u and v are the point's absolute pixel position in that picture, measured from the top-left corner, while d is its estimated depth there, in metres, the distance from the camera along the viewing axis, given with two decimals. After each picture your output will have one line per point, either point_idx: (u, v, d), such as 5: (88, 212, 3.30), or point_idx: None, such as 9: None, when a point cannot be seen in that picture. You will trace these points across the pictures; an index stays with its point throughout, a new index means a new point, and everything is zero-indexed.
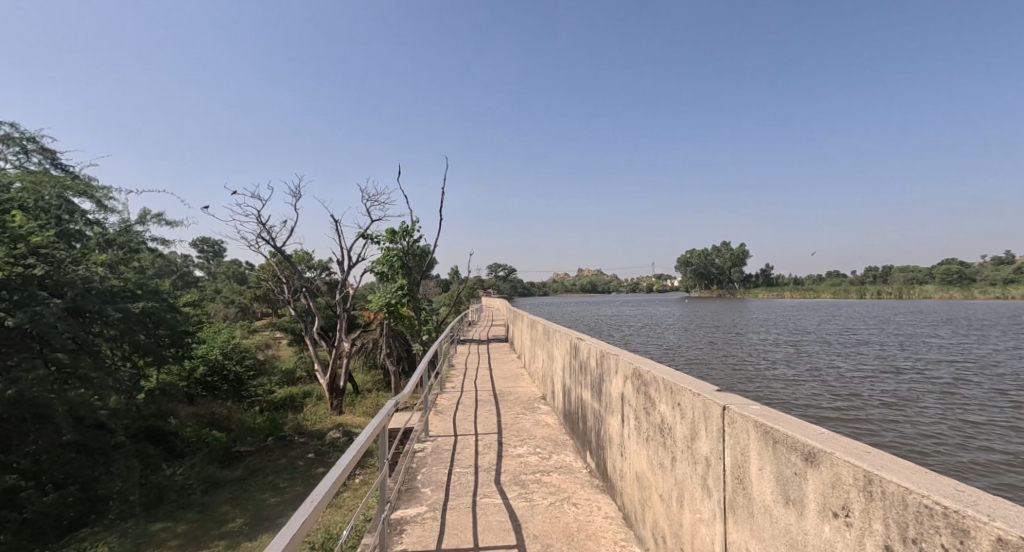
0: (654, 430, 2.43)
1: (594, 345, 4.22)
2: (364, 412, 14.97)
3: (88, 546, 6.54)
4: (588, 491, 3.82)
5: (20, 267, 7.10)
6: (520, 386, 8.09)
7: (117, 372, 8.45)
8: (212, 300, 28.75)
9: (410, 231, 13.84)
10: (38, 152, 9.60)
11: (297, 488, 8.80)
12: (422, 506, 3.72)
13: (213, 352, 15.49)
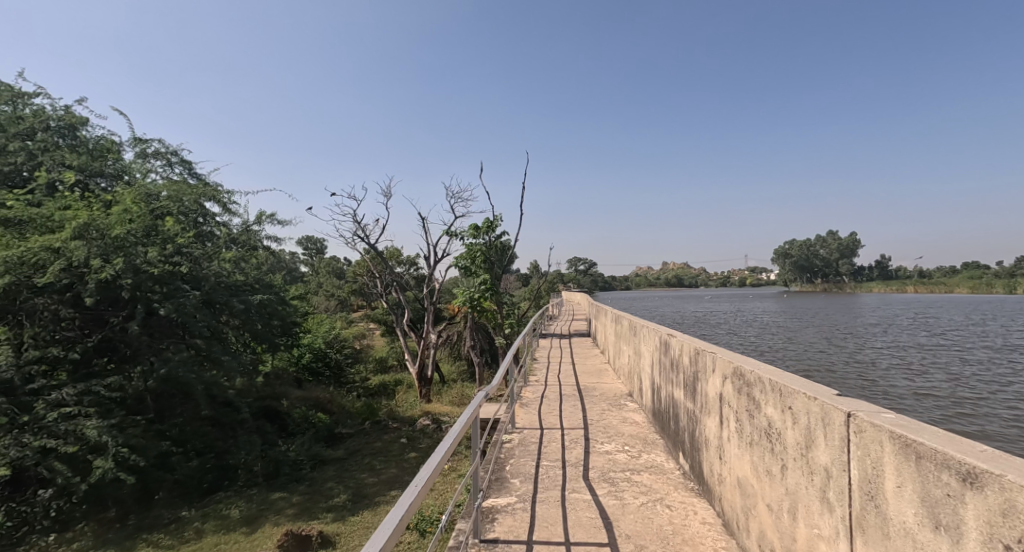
0: (759, 434, 2.26)
1: (687, 341, 4.03)
2: (451, 402, 15.64)
3: (223, 507, 7.49)
4: (683, 494, 3.66)
5: (170, 265, 8.31)
6: (604, 382, 7.98)
7: (240, 357, 9.50)
8: (315, 292, 31.54)
9: (492, 226, 14.15)
10: (180, 163, 11.06)
11: (392, 471, 9.39)
12: (512, 497, 3.79)
13: (318, 341, 17.00)
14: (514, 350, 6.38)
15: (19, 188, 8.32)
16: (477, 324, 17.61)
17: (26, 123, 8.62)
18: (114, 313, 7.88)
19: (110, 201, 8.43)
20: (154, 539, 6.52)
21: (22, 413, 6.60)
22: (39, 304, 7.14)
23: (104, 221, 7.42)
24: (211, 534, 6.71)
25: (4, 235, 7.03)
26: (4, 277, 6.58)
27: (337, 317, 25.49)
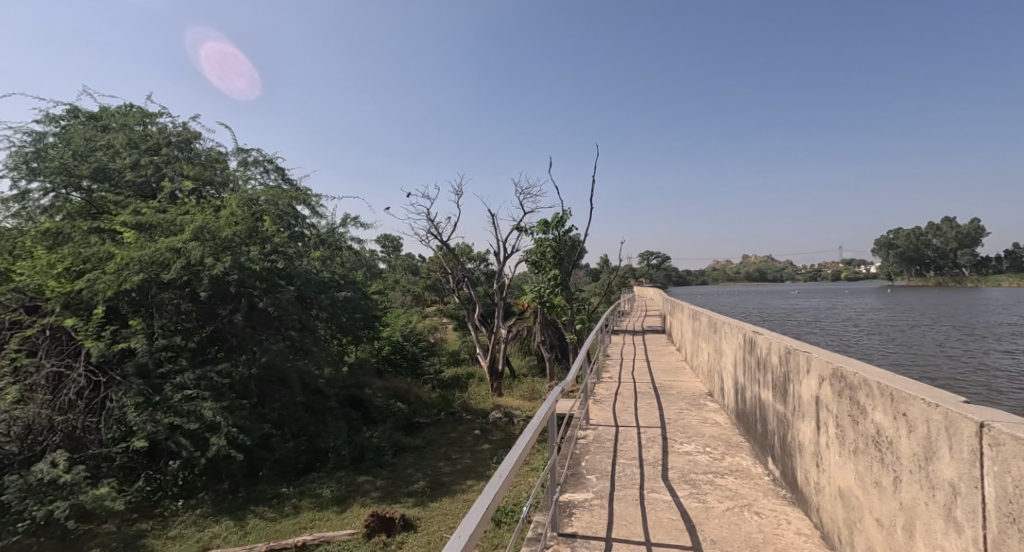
0: (864, 442, 2.07)
1: (776, 339, 3.77)
2: (522, 396, 15.84)
3: (317, 486, 8.10)
4: (773, 501, 3.44)
5: (269, 263, 9.10)
6: (681, 380, 7.68)
7: (328, 348, 10.20)
8: (392, 288, 33.17)
9: (562, 221, 14.07)
10: (275, 169, 12.03)
11: (468, 461, 9.66)
12: (589, 493, 3.76)
13: (396, 334, 18.02)
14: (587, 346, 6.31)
15: (148, 196, 9.47)
16: (547, 319, 17.63)
17: (152, 139, 9.78)
18: (223, 307, 8.77)
19: (219, 207, 9.35)
20: (260, 512, 7.20)
21: (154, 393, 7.55)
22: (165, 298, 8.15)
23: (215, 223, 8.23)
24: (308, 510, 7.31)
25: (139, 237, 8.01)
26: (138, 274, 7.55)
27: (412, 312, 26.60)
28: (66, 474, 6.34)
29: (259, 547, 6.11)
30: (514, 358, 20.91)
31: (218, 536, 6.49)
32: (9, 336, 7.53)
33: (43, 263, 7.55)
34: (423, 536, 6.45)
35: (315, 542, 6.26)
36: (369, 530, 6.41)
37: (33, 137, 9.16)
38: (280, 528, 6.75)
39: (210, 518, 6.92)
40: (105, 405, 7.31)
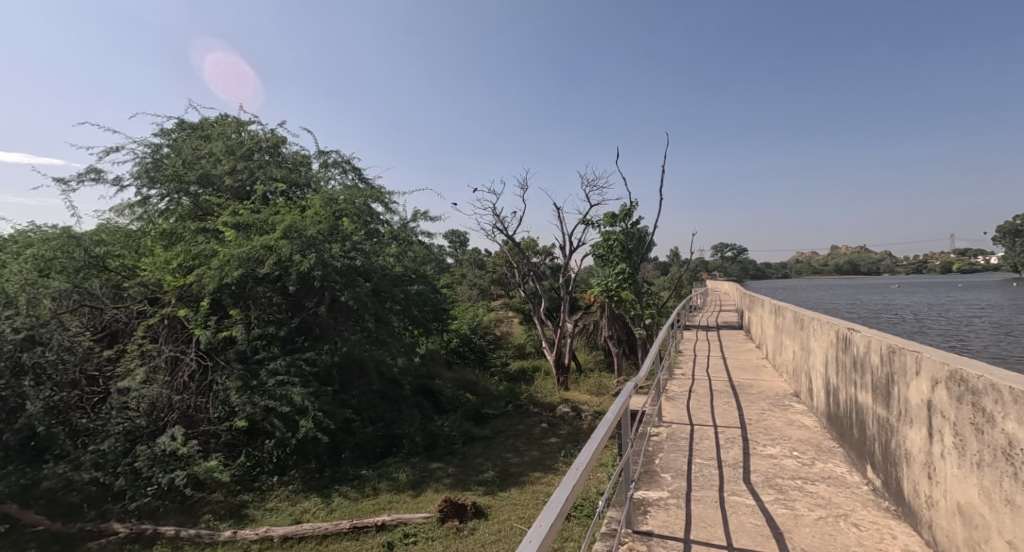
0: (992, 454, 1.84)
1: (875, 337, 3.44)
2: (589, 391, 15.71)
3: (394, 469, 8.51)
4: (874, 514, 3.15)
5: (348, 258, 9.63)
6: (761, 379, 7.23)
7: (402, 339, 10.65)
8: (460, 282, 34.10)
9: (631, 213, 13.69)
10: (352, 170, 12.69)
11: (535, 453, 9.73)
12: (664, 492, 3.65)
13: (464, 327, 18.54)
14: (659, 340, 6.12)
15: (244, 199, 10.29)
16: (614, 313, 17.31)
17: (246, 145, 10.65)
18: (309, 300, 9.44)
19: (304, 207, 10.02)
20: (343, 491, 7.68)
21: (251, 377, 8.30)
22: (259, 291, 8.98)
23: (301, 222, 8.81)
24: (386, 492, 7.71)
25: (238, 235, 8.77)
26: (237, 270, 8.30)
27: (479, 305, 27.15)
28: (183, 447, 7.15)
29: (344, 524, 6.52)
30: (580, 352, 20.76)
31: (308, 511, 7.01)
32: (136, 324, 8.60)
33: (161, 260, 8.57)
34: (494, 524, 6.58)
35: (393, 523, 6.59)
36: (442, 515, 6.64)
37: (149, 148, 10.30)
38: (361, 507, 7.17)
39: (300, 494, 7.50)
40: (212, 387, 8.16)
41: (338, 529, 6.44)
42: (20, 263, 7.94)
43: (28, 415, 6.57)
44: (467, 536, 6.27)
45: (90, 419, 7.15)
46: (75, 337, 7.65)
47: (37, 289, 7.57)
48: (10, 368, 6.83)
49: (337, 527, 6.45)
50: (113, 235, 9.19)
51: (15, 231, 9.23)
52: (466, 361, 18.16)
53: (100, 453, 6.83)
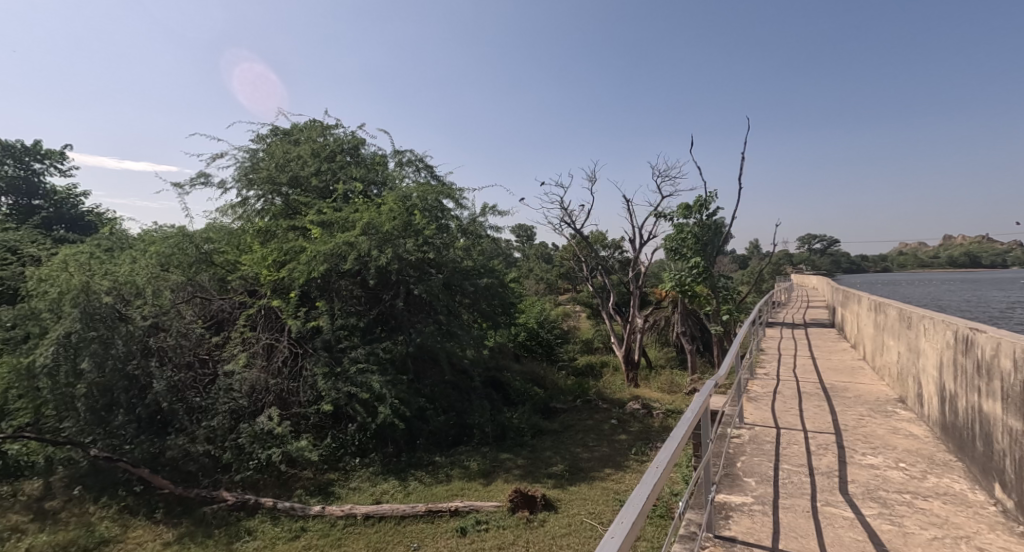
0: None
1: (1006, 339, 3.03)
2: (660, 387, 15.27)
3: (466, 457, 8.76)
4: (1003, 538, 2.79)
5: (422, 253, 10.01)
6: (858, 382, 6.61)
7: (472, 331, 10.88)
8: (528, 275, 34.33)
9: (707, 203, 13.05)
10: (425, 167, 13.13)
11: (606, 450, 9.60)
12: (748, 497, 3.46)
13: (531, 321, 18.67)
14: (740, 338, 5.80)
15: (328, 198, 10.92)
16: (687, 309, 16.66)
17: (329, 148, 11.34)
18: (386, 293, 9.94)
19: (381, 204, 10.49)
20: (419, 476, 8.02)
21: (336, 364, 8.87)
22: (342, 285, 9.58)
23: (378, 219, 9.26)
24: (459, 479, 7.96)
25: (323, 232, 9.40)
26: (323, 265, 8.90)
27: (546, 300, 27.16)
28: (278, 427, 7.79)
29: (420, 506, 6.80)
30: (652, 349, 20.18)
31: (387, 492, 7.40)
32: (238, 313, 9.46)
33: (259, 256, 9.39)
34: (564, 518, 6.58)
35: (466, 509, 6.78)
36: (513, 505, 6.74)
37: (247, 153, 11.27)
38: (436, 492, 7.44)
39: (380, 476, 7.92)
40: (302, 373, 8.80)
41: (415, 512, 6.72)
42: (146, 258, 9.01)
43: (155, 392, 7.58)
44: (537, 528, 6.32)
45: (203, 397, 8.04)
46: (189, 325, 8.60)
47: (159, 281, 8.67)
48: (141, 350, 7.90)
49: (414, 509, 6.74)
50: (218, 233, 10.14)
51: (140, 230, 10.47)
52: (534, 354, 18.27)
53: (211, 428, 7.67)
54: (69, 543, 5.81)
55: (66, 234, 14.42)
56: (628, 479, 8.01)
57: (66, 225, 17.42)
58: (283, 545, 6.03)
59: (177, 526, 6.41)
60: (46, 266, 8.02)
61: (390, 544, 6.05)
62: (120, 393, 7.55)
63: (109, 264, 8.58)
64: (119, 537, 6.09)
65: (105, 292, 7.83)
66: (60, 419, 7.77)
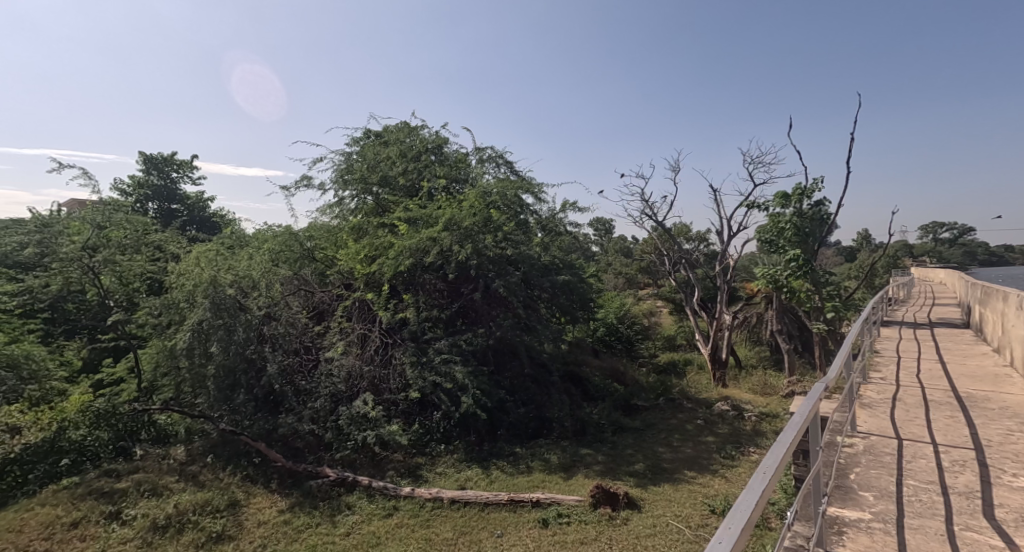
0: None
1: None
2: (751, 388, 14.31)
3: (546, 450, 8.79)
4: None
5: (501, 248, 10.13)
6: (1002, 393, 5.70)
7: (551, 325, 10.85)
8: (608, 269, 33.60)
9: (808, 190, 11.93)
10: (504, 163, 13.26)
11: (691, 451, 9.17)
12: (864, 512, 3.13)
13: (610, 316, 18.34)
14: (851, 336, 5.28)
15: (414, 196, 11.40)
16: (782, 305, 15.48)
17: (415, 148, 11.83)
18: (467, 287, 10.22)
19: (462, 200, 10.78)
20: (500, 465, 8.17)
21: (422, 354, 9.28)
22: (426, 279, 9.99)
23: (460, 215, 9.53)
24: (540, 471, 8.01)
25: (409, 229, 9.87)
26: (409, 259, 9.36)
27: (627, 294, 26.47)
28: (372, 411, 8.32)
29: (503, 495, 6.92)
30: (742, 348, 18.96)
31: (471, 479, 7.63)
32: (336, 305, 10.14)
33: (353, 252, 10.04)
34: (648, 518, 6.38)
35: (547, 501, 6.80)
36: (594, 501, 6.64)
37: (343, 156, 12.06)
38: (517, 482, 7.55)
39: (464, 463, 8.18)
40: (391, 361, 9.30)
41: (497, 500, 6.86)
42: (260, 254, 10.00)
43: (269, 375, 8.50)
44: (620, 526, 6.19)
45: (308, 381, 8.83)
46: (296, 315, 9.48)
47: (272, 275, 9.60)
48: (257, 337, 8.83)
49: (496, 498, 6.88)
50: (318, 230, 10.96)
51: (255, 230, 11.63)
52: (613, 350, 17.93)
53: (315, 409, 8.38)
54: (206, 502, 6.58)
55: (196, 234, 16.43)
56: (717, 484, 7.58)
57: (196, 226, 19.90)
58: (378, 521, 6.44)
59: (289, 495, 7.07)
60: (183, 262, 9.21)
61: (474, 529, 6.23)
62: (241, 374, 8.50)
63: (231, 259, 9.61)
64: (243, 501, 6.85)
65: (229, 284, 8.83)
66: (195, 395, 8.90)
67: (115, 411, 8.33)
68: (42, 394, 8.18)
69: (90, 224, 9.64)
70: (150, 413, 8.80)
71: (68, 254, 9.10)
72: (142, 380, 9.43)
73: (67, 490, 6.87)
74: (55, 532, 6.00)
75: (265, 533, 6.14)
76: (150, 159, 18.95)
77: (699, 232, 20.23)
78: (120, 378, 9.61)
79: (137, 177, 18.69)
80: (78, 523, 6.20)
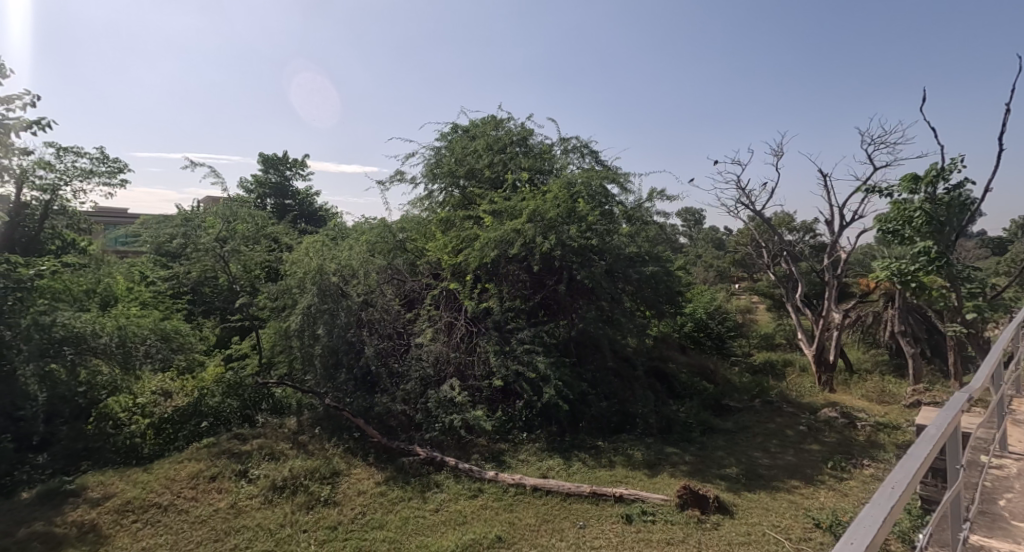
0: None
1: None
2: (863, 394, 12.89)
3: (630, 446, 8.55)
4: None
5: (587, 239, 9.90)
6: None
7: (635, 319, 10.51)
8: (698, 263, 31.88)
9: (943, 172, 10.38)
10: (590, 153, 12.97)
11: (792, 459, 8.44)
12: (1018, 545, 2.67)
13: (700, 311, 17.44)
14: (1000, 340, 4.53)
15: (499, 188, 11.50)
16: (906, 304, 13.70)
17: (501, 140, 11.94)
18: (550, 279, 10.18)
19: (546, 191, 10.72)
20: (583, 457, 8.10)
21: (505, 343, 9.44)
22: (510, 270, 10.10)
23: (544, 206, 9.63)
24: (624, 467, 7.82)
25: (494, 221, 10.10)
26: (493, 251, 9.66)
27: (719, 288, 24.87)
28: (458, 396, 8.64)
29: (585, 487, 6.85)
30: (855, 351, 17.04)
31: (552, 468, 7.65)
32: (426, 293, 10.56)
33: (441, 243, 10.49)
34: (742, 526, 5.99)
35: (631, 497, 6.63)
36: (681, 502, 6.35)
37: (432, 150, 12.51)
38: (599, 476, 7.43)
39: (546, 452, 8.21)
40: (476, 348, 9.55)
41: (579, 492, 6.81)
42: (359, 245, 10.70)
43: (367, 356, 9.13)
44: (711, 530, 5.87)
45: (400, 364, 9.34)
46: (390, 302, 10.05)
47: (369, 264, 10.17)
48: (356, 322, 9.50)
49: (578, 489, 6.83)
50: (410, 222, 11.46)
51: (354, 222, 12.49)
52: (702, 347, 17.02)
53: (407, 391, 8.90)
54: (315, 469, 7.22)
55: (305, 227, 18.00)
56: (823, 496, 6.92)
57: (305, 219, 21.83)
58: (464, 501, 6.68)
59: (384, 469, 7.55)
60: (294, 252, 10.17)
61: (557, 518, 6.24)
62: (342, 355, 9.23)
63: (335, 250, 10.43)
64: (346, 471, 7.43)
65: (332, 272, 9.61)
66: (304, 373, 9.78)
67: (241, 383, 9.39)
68: (188, 364, 9.56)
69: (221, 218, 10.90)
70: (269, 386, 9.77)
71: (205, 244, 10.46)
72: (262, 357, 10.56)
73: (206, 448, 7.91)
74: (198, 483, 6.94)
75: (364, 502, 6.62)
76: (268, 159, 21.04)
77: (805, 222, 18.47)
78: (245, 354, 10.84)
79: (258, 176, 20.86)
80: (215, 476, 7.11)
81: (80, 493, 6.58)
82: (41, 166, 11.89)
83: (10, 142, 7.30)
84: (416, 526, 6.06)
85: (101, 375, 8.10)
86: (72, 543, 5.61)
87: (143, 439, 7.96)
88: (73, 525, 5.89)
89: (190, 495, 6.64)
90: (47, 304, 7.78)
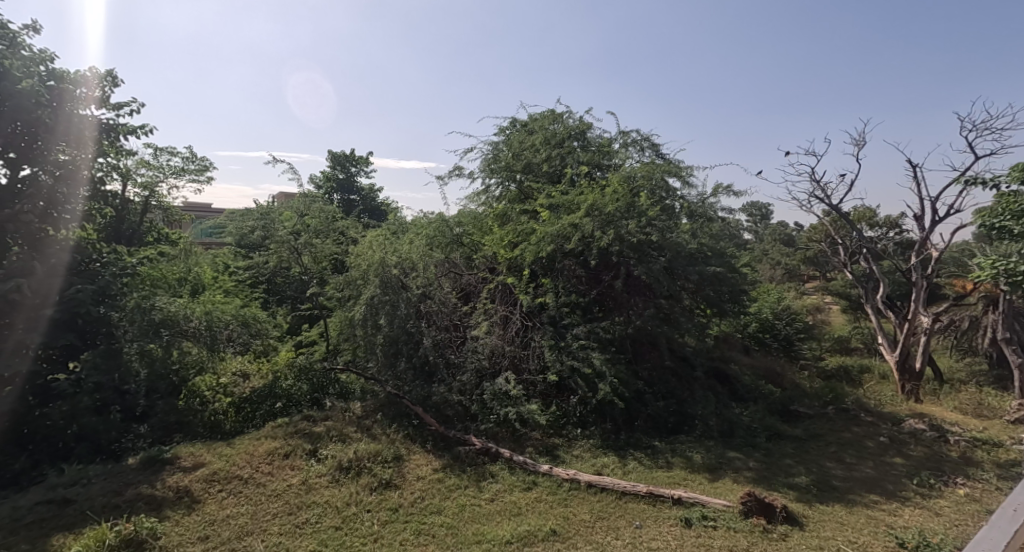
0: None
1: None
2: (956, 406, 11.67)
3: (688, 448, 8.18)
4: None
5: (647, 235, 9.56)
6: None
7: (695, 318, 10.10)
8: (765, 260, 30.12)
9: None
10: (651, 146, 12.53)
11: (870, 472, 7.77)
12: None
13: (766, 310, 16.51)
14: None
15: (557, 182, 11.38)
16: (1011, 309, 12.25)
17: (559, 134, 11.79)
18: (607, 274, 9.95)
19: (605, 186, 10.48)
20: (638, 457, 7.87)
21: (561, 338, 9.34)
22: (567, 265, 9.96)
23: (602, 200, 9.41)
24: (682, 469, 7.52)
25: (552, 215, 10.04)
26: (549, 246, 9.58)
27: (789, 288, 23.37)
28: (513, 389, 8.67)
29: (641, 487, 6.65)
30: (947, 359, 15.43)
31: (607, 465, 7.48)
32: (482, 287, 10.65)
33: (498, 237, 10.62)
34: (813, 539, 5.59)
35: (690, 501, 6.36)
36: (745, 509, 6.01)
37: (490, 145, 12.56)
38: (657, 476, 7.21)
39: (600, 450, 8.04)
40: (531, 343, 9.51)
41: (636, 491, 6.62)
42: (418, 239, 10.97)
43: (425, 347, 9.33)
44: (778, 541, 5.51)
45: (457, 355, 9.48)
46: (447, 295, 10.23)
47: (428, 258, 10.42)
48: (415, 314, 9.75)
49: (635, 489, 6.65)
50: (467, 217, 11.62)
51: (414, 217, 12.82)
52: (769, 349, 16.08)
53: (463, 382, 9.02)
54: (377, 453, 7.49)
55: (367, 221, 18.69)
56: (908, 514, 6.31)
57: (368, 213, 22.71)
58: (519, 492, 6.68)
59: (442, 457, 7.70)
60: (359, 246, 10.61)
61: (613, 516, 6.10)
62: (402, 344, 9.49)
63: (396, 244, 10.78)
64: (406, 457, 7.65)
65: (394, 265, 9.92)
66: (366, 361, 10.14)
67: (311, 368, 9.90)
68: (263, 348, 10.22)
69: (295, 213, 11.54)
70: (335, 372, 10.22)
71: (280, 237, 11.15)
72: (328, 344, 11.10)
73: (280, 427, 8.40)
74: (273, 459, 7.39)
75: (423, 487, 6.79)
76: (336, 156, 22.02)
77: (890, 218, 16.96)
78: (313, 341, 11.42)
79: (326, 172, 21.90)
80: (288, 454, 7.55)
81: (174, 462, 7.20)
82: (142, 164, 13.10)
83: (119, 144, 8.09)
84: (472, 514, 6.13)
85: (190, 355, 8.82)
86: (169, 505, 6.15)
87: (225, 416, 8.55)
88: (170, 489, 6.45)
89: (266, 470, 7.09)
90: (148, 290, 8.59)
